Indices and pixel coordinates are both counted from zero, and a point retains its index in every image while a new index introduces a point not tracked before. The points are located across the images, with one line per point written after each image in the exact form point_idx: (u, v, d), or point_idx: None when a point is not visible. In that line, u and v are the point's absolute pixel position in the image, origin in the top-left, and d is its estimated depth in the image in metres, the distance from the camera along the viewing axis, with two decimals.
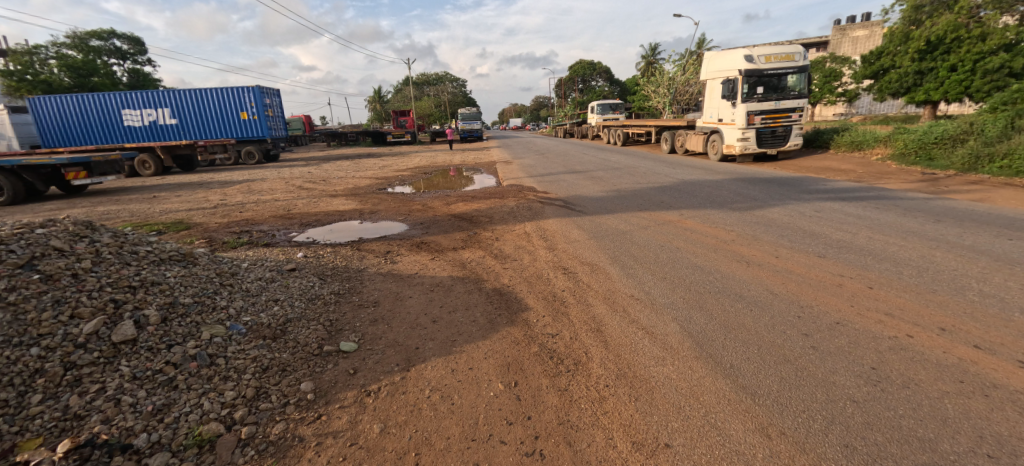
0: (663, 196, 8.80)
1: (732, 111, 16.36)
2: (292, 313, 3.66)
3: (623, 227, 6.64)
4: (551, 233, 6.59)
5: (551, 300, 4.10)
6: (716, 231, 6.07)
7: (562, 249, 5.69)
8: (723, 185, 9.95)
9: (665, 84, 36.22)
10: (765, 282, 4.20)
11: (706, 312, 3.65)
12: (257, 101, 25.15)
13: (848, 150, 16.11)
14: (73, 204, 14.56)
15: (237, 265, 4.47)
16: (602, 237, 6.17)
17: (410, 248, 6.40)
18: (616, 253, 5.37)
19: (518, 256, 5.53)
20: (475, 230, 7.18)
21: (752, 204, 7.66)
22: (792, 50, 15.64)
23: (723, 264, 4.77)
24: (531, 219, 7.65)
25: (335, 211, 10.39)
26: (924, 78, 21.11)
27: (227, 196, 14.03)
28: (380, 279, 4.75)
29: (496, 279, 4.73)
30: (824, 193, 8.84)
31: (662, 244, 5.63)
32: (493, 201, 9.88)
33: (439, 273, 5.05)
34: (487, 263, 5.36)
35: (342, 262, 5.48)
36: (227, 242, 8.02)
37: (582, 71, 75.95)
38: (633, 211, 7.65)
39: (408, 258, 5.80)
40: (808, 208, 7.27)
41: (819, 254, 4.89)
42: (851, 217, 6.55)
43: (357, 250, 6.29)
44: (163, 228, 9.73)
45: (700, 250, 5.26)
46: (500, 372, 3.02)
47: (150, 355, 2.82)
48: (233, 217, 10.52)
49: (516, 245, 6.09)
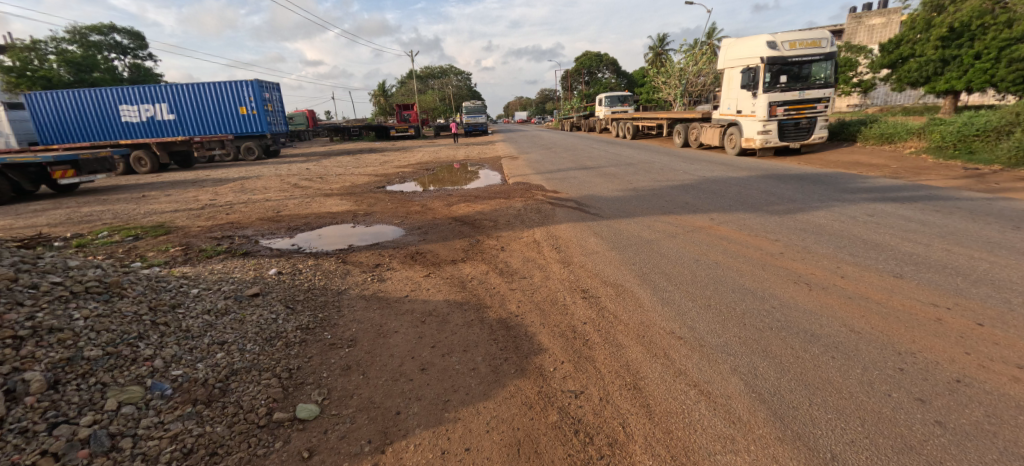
0: (687, 196, 7.93)
1: (752, 102, 15.38)
2: (241, 362, 2.86)
3: (647, 235, 5.78)
4: (565, 241, 5.75)
5: (570, 338, 3.27)
6: (758, 241, 5.20)
7: (579, 264, 4.85)
8: (751, 183, 9.04)
9: (676, 75, 35.08)
10: (840, 315, 3.34)
11: (775, 361, 2.80)
12: (256, 95, 24.38)
13: (877, 143, 15.08)
14: (59, 204, 13.86)
15: (186, 290, 3.67)
16: (625, 247, 5.33)
17: (402, 260, 5.57)
18: (644, 269, 4.53)
19: (528, 273, 4.69)
20: (477, 238, 6.37)
21: (792, 205, 6.77)
22: (818, 36, 14.63)
23: (780, 285, 3.92)
24: (540, 224, 6.83)
25: (327, 213, 9.60)
26: (946, 67, 19.93)
27: (217, 196, 13.28)
28: (362, 306, 3.94)
29: (502, 305, 3.91)
30: (868, 192, 7.94)
31: (697, 257, 4.78)
32: (498, 201, 9.03)
33: (434, 295, 4.22)
34: (491, 281, 4.55)
35: (319, 280, 4.65)
36: (203, 250, 7.24)
37: (589, 63, 74.60)
38: (657, 214, 6.79)
39: (398, 273, 4.98)
40: (858, 211, 6.37)
41: (894, 274, 4.03)
42: (911, 222, 5.68)
43: (341, 263, 5.48)
44: (142, 233, 8.97)
45: (746, 267, 4.41)
46: (508, 458, 2.20)
47: (20, 442, 2.04)
48: (218, 220, 9.75)
49: (525, 257, 5.26)
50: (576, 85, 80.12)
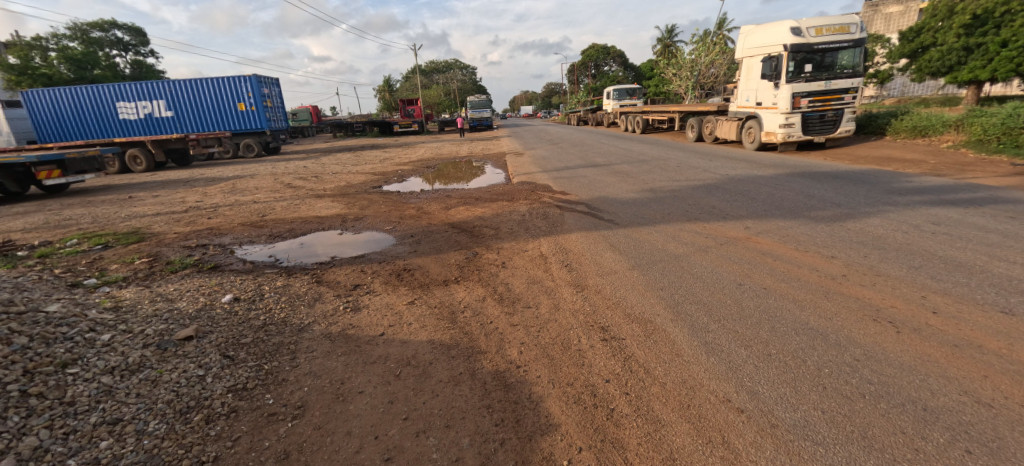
0: (712, 199, 7.05)
1: (774, 93, 14.38)
2: (133, 454, 2.06)
3: (673, 248, 4.92)
4: (575, 257, 4.90)
5: (590, 407, 2.45)
6: (811, 258, 4.31)
7: (595, 289, 4.00)
8: (782, 183, 8.13)
9: (687, 67, 33.67)
10: (954, 376, 2.50)
11: (887, 459, 1.98)
12: (255, 91, 23.65)
13: (909, 136, 14.04)
14: (43, 206, 13.20)
15: (92, 334, 2.88)
16: (649, 265, 4.48)
17: (385, 281, 4.72)
18: (677, 298, 3.67)
19: (533, 301, 3.86)
20: (475, 250, 5.56)
21: (837, 210, 5.88)
22: (847, 21, 13.64)
23: (856, 326, 3.07)
24: (547, 232, 5.99)
25: (315, 218, 8.80)
26: (970, 56, 18.73)
27: (205, 197, 12.53)
28: (323, 352, 3.11)
29: (500, 350, 3.08)
30: (918, 194, 7.01)
31: (740, 282, 3.90)
32: (501, 204, 8.18)
33: (415, 333, 3.38)
34: (489, 311, 3.72)
35: (279, 311, 3.81)
36: (171, 263, 6.49)
37: (596, 55, 73.12)
38: (682, 222, 5.91)
39: (377, 300, 4.14)
40: (917, 217, 5.48)
41: (1002, 310, 3.15)
42: (989, 233, 4.77)
43: (315, 285, 4.65)
44: (113, 240, 8.25)
45: (807, 296, 3.54)
46: None
47: None
48: (198, 224, 9.01)
49: (530, 278, 4.42)
50: (582, 78, 78.83)
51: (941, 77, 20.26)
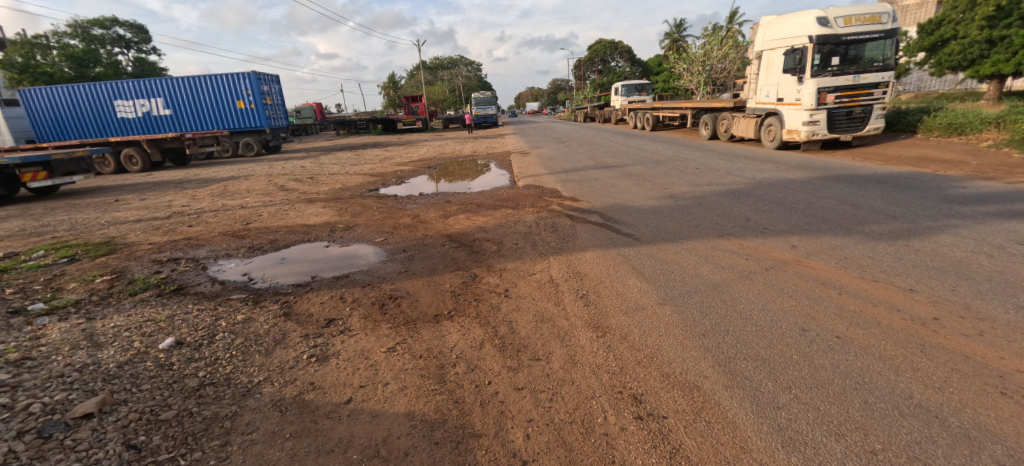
0: (744, 208, 6.23)
1: (798, 87, 13.48)
2: None
3: (709, 273, 4.10)
4: (592, 285, 4.10)
5: None
6: (884, 292, 3.50)
7: (619, 333, 3.20)
8: (818, 188, 7.28)
9: (698, 61, 32.70)
10: None
11: None
12: (254, 88, 23.00)
13: (943, 134, 13.07)
14: (25, 211, 12.59)
15: None
16: (684, 296, 3.68)
17: (365, 315, 3.94)
18: (727, 350, 2.87)
19: (543, 350, 3.08)
20: (474, 271, 4.80)
21: (895, 226, 5.06)
22: (878, 10, 12.73)
23: (983, 406, 2.26)
24: (559, 248, 5.20)
25: (302, 226, 8.06)
26: (993, 48, 17.76)
27: (193, 200, 11.84)
28: (264, 434, 2.35)
29: (500, 433, 2.31)
30: (981, 202, 6.14)
31: (804, 327, 3.09)
32: (505, 212, 7.39)
33: (391, 401, 2.62)
34: (488, 365, 2.95)
35: (226, 362, 3.07)
36: (134, 283, 5.78)
37: (603, 50, 71.84)
38: (714, 238, 5.10)
39: (350, 344, 3.37)
40: (998, 234, 4.63)
41: None
42: None
43: (284, 319, 3.90)
44: (81, 251, 7.56)
45: (899, 353, 2.74)
46: None
47: None
48: (176, 234, 8.30)
49: (538, 314, 3.64)
50: (589, 74, 77.63)
51: (962, 70, 19.29)
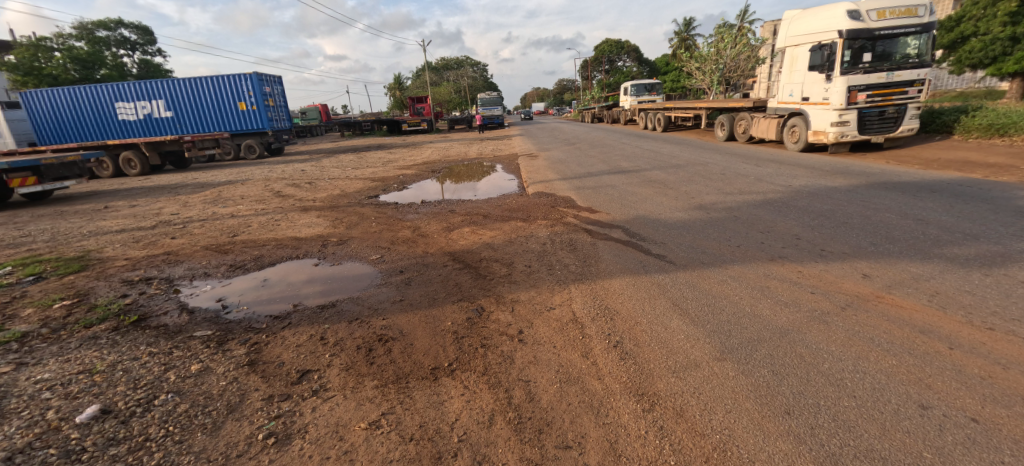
0: (790, 224, 5.43)
1: (825, 86, 12.63)
2: None
3: (771, 314, 3.32)
4: (626, 327, 3.33)
5: None
6: (1012, 348, 2.71)
7: (672, 406, 2.44)
8: (868, 199, 6.46)
9: (711, 60, 31.69)
10: None
11: None
12: (256, 89, 22.39)
13: (983, 135, 12.17)
14: (11, 218, 12.00)
15: None
16: (747, 347, 2.91)
17: (347, 365, 3.21)
18: (829, 442, 2.10)
19: (573, 430, 2.34)
20: (480, 303, 4.05)
21: (984, 249, 4.23)
22: (914, 2, 11.85)
23: None
24: (579, 273, 4.44)
25: (292, 240, 7.34)
26: (1016, 45, 16.97)
27: (184, 208, 11.19)
28: None
29: None
30: None
31: (923, 403, 2.32)
32: (514, 225, 6.63)
33: None
34: (502, 456, 2.21)
35: (155, 448, 2.37)
36: (96, 309, 5.10)
37: (609, 50, 70.77)
38: (764, 263, 4.30)
39: (321, 414, 2.63)
40: None
41: None
42: None
43: (245, 371, 3.18)
44: (51, 268, 6.90)
45: None
46: None
47: None
48: (157, 247, 7.63)
49: (561, 371, 2.88)
50: (596, 74, 76.65)
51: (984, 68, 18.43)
